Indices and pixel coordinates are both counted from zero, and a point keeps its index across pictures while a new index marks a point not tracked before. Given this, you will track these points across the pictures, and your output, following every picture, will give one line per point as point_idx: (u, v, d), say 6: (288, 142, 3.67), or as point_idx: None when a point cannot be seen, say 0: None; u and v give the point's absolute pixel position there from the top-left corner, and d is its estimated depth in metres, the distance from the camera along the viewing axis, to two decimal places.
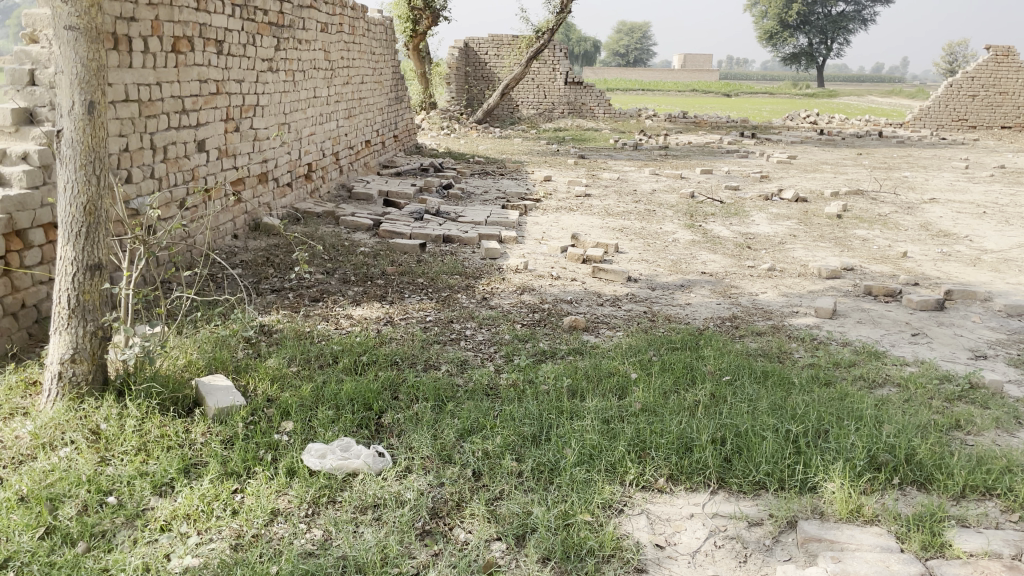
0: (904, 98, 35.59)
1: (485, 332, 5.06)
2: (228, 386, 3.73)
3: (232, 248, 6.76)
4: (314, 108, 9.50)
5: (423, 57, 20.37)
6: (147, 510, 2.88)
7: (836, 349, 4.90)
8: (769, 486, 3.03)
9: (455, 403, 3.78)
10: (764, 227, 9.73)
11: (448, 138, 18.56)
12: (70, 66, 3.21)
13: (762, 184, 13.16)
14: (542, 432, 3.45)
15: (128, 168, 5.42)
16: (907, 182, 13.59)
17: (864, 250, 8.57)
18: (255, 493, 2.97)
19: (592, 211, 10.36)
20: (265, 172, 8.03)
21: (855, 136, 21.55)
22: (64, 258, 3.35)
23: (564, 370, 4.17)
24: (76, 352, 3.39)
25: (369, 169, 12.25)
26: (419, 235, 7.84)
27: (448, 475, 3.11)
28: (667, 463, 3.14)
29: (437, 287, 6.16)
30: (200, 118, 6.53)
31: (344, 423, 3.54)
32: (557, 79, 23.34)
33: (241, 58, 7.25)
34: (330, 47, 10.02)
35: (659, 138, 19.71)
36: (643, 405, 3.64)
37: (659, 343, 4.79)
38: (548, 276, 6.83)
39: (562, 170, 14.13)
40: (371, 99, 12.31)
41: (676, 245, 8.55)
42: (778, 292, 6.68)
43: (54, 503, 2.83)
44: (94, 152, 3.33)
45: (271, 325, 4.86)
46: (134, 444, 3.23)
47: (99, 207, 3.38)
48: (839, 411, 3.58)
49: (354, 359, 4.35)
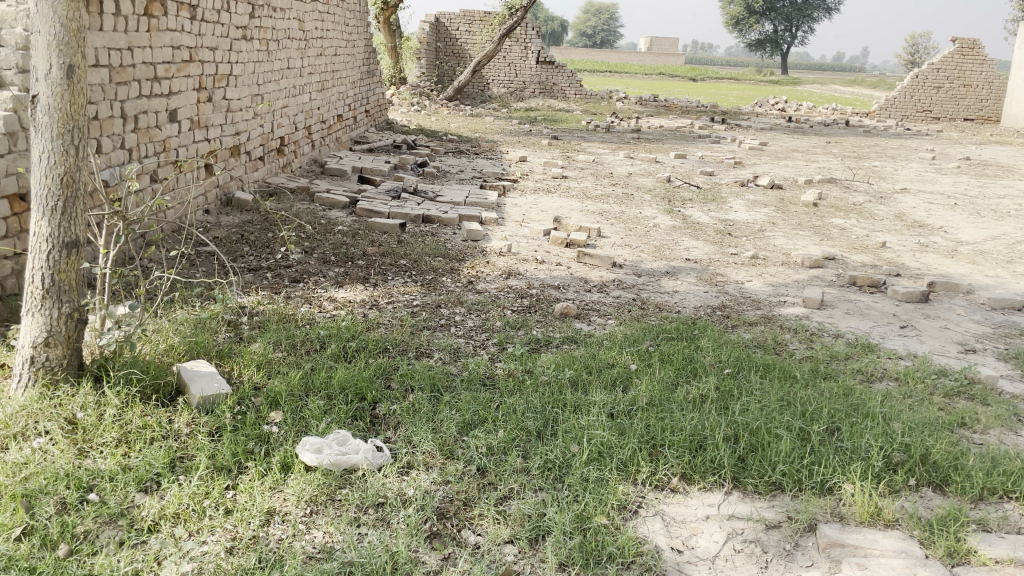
0: (867, 87, 36.09)
1: (475, 318, 4.90)
2: (213, 373, 3.53)
3: (204, 224, 6.47)
4: (287, 80, 9.16)
5: (394, 32, 19.91)
6: (132, 508, 2.68)
7: (831, 342, 4.82)
8: (786, 487, 2.95)
9: (452, 394, 3.62)
10: (742, 213, 9.68)
11: (418, 115, 18.21)
12: (47, 25, 2.95)
13: (737, 170, 13.14)
14: (546, 427, 3.32)
15: (97, 137, 5.12)
16: (878, 172, 13.68)
17: (843, 239, 8.56)
18: (248, 490, 2.79)
19: (570, 193, 10.21)
20: (238, 145, 7.72)
21: (823, 124, 21.68)
22: (39, 235, 3.10)
23: (563, 360, 4.04)
24: (50, 335, 3.15)
25: (341, 144, 11.95)
26: (397, 215, 7.63)
27: (453, 472, 2.97)
28: (680, 462, 3.05)
29: (420, 270, 5.96)
30: (172, 87, 6.22)
31: (337, 415, 3.36)
32: (529, 57, 23.08)
33: (215, 24, 6.92)
34: (304, 17, 9.68)
35: (631, 121, 19.60)
36: (649, 400, 3.54)
37: (654, 332, 4.67)
38: (532, 260, 6.68)
39: (537, 151, 13.96)
40: (343, 72, 11.97)
41: (657, 230, 8.46)
42: (763, 281, 6.62)
43: (30, 500, 2.61)
44: (73, 120, 3.08)
45: (252, 307, 4.64)
46: (115, 435, 3.02)
47: (77, 179, 3.14)
48: (847, 407, 3.52)
49: (342, 345, 4.15)
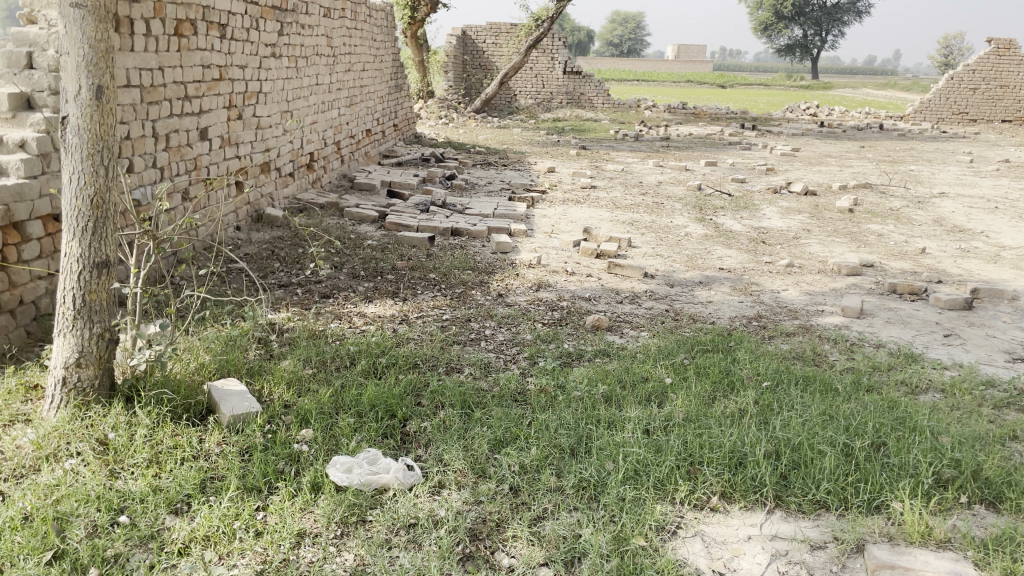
0: (899, 90, 35.56)
1: (505, 331, 4.84)
2: (243, 391, 3.50)
3: (235, 241, 6.50)
4: (316, 96, 9.23)
5: (421, 46, 20.03)
6: (163, 531, 2.65)
7: (873, 352, 4.68)
8: (831, 506, 2.85)
9: (483, 410, 3.56)
10: (776, 221, 9.51)
11: (446, 128, 18.25)
12: (76, 47, 2.96)
13: (769, 177, 12.96)
14: (580, 444, 3.25)
15: (130, 157, 5.18)
16: (914, 176, 13.41)
17: (881, 245, 8.37)
18: (279, 511, 2.75)
19: (599, 203, 10.13)
20: (268, 162, 7.77)
21: (856, 128, 21.35)
22: (69, 255, 3.11)
23: (595, 374, 3.96)
24: (82, 356, 3.15)
25: (370, 158, 12.00)
26: (426, 228, 7.61)
27: (486, 491, 2.91)
28: (720, 481, 2.96)
29: (450, 283, 5.92)
30: (203, 105, 6.26)
31: (368, 433, 3.32)
32: (556, 68, 23.07)
33: (244, 43, 6.98)
34: (332, 33, 9.74)
35: (660, 129, 19.46)
36: (686, 415, 3.45)
37: (688, 345, 4.57)
38: (563, 271, 6.61)
39: (565, 161, 13.90)
40: (372, 88, 12.03)
41: (689, 240, 8.34)
42: (800, 289, 6.48)
43: (61, 524, 2.60)
44: (102, 141, 3.08)
45: (283, 324, 4.63)
46: (146, 456, 3.01)
47: (107, 200, 3.14)
48: (892, 421, 3.40)
49: (372, 361, 4.12)
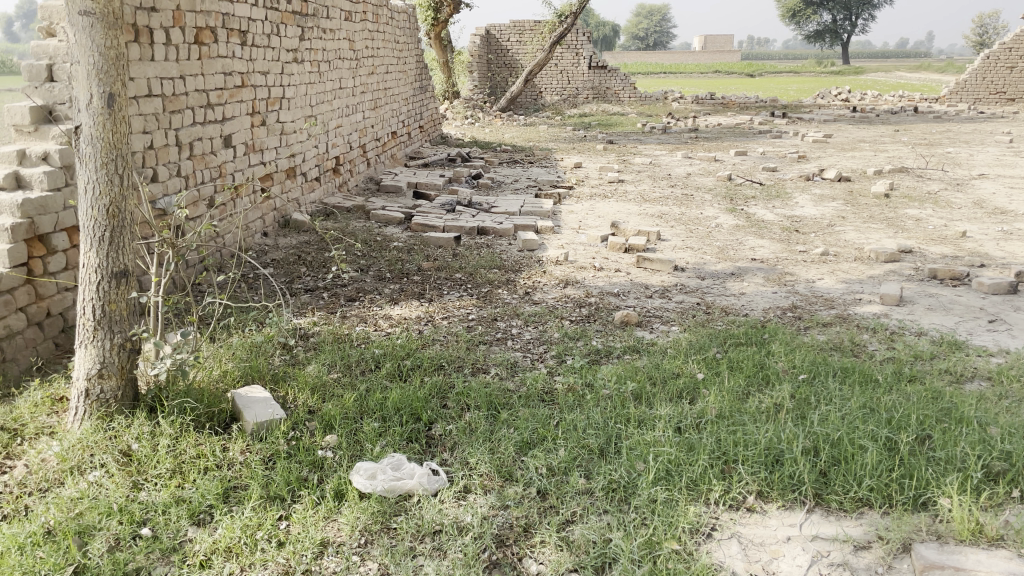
0: (934, 72, 34.73)
1: (532, 330, 4.75)
2: (267, 398, 3.46)
3: (262, 247, 6.50)
4: (339, 99, 9.22)
5: (445, 47, 19.99)
6: (185, 543, 2.62)
7: (914, 341, 4.50)
8: (875, 503, 2.72)
9: (509, 412, 3.48)
10: (809, 209, 9.29)
11: (472, 128, 18.19)
12: (86, 55, 2.94)
13: (801, 164, 12.69)
14: (609, 444, 3.15)
15: (153, 166, 5.18)
16: (952, 158, 13.03)
17: (919, 230, 8.12)
18: (301, 520, 2.70)
19: (627, 197, 9.99)
20: (293, 167, 7.77)
21: (890, 112, 20.87)
22: (88, 266, 3.09)
23: (625, 371, 3.86)
24: (104, 367, 3.13)
25: (396, 161, 11.99)
26: (452, 228, 7.55)
27: (512, 496, 2.83)
28: (756, 479, 2.84)
29: (476, 283, 5.85)
30: (226, 112, 6.27)
31: (392, 437, 3.25)
32: (581, 63, 22.91)
33: (266, 48, 6.97)
34: (354, 36, 9.73)
35: (688, 121, 19.20)
36: (719, 412, 3.33)
37: (721, 338, 4.44)
38: (591, 267, 6.50)
39: (592, 156, 13.76)
40: (396, 90, 12.02)
41: (720, 231, 8.17)
42: (836, 278, 6.29)
43: (84, 538, 2.57)
44: (116, 149, 3.05)
45: (308, 329, 4.60)
46: (169, 466, 2.97)
47: (123, 209, 3.11)
48: (937, 413, 3.25)
49: (397, 363, 4.06)
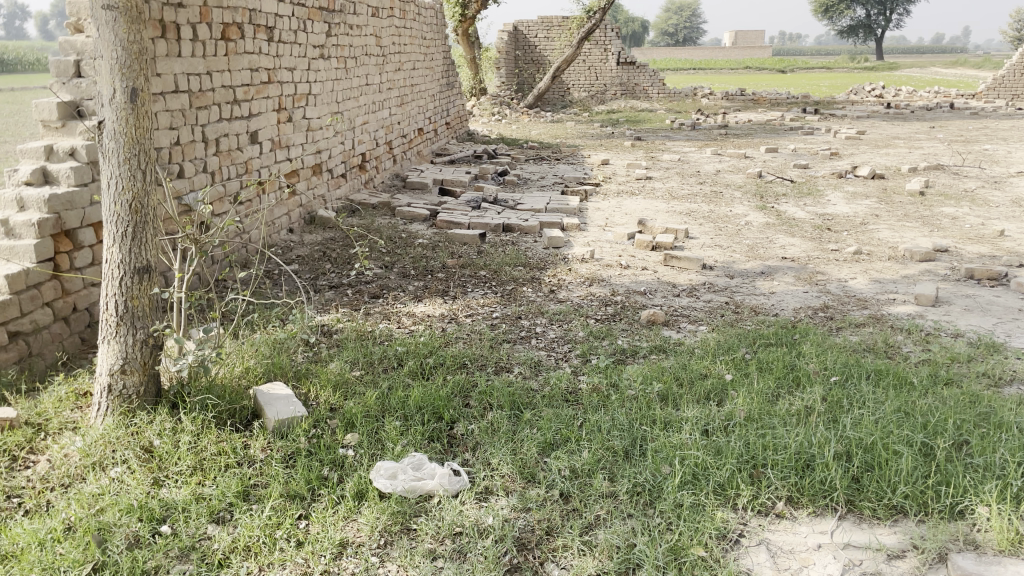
0: (970, 67, 34.02)
1: (556, 328, 4.69)
2: (288, 395, 3.43)
3: (287, 243, 6.51)
4: (366, 96, 9.21)
5: (473, 43, 19.96)
6: (204, 541, 2.59)
7: (950, 342, 4.37)
8: (910, 511, 2.63)
9: (532, 412, 3.43)
10: (842, 207, 9.11)
11: (499, 124, 18.15)
12: (109, 50, 2.93)
13: (833, 161, 12.47)
14: (634, 446, 3.08)
15: (179, 162, 5.19)
16: (990, 155, 12.72)
17: (955, 229, 7.93)
18: (321, 520, 2.67)
19: (655, 194, 9.88)
20: (320, 163, 7.77)
21: (925, 108, 20.47)
22: (111, 261, 3.08)
23: (651, 371, 3.79)
24: (126, 363, 3.12)
25: (423, 157, 11.98)
26: (477, 225, 7.50)
27: (534, 498, 2.77)
28: (786, 485, 2.76)
29: (501, 280, 5.80)
30: (252, 108, 6.27)
31: (413, 436, 3.21)
32: (610, 60, 22.75)
33: (292, 45, 6.97)
34: (381, 33, 9.72)
35: (717, 117, 18.98)
36: (748, 414, 3.24)
37: (750, 339, 4.35)
38: (617, 265, 6.42)
39: (619, 153, 13.65)
40: (423, 86, 12.01)
41: (750, 229, 8.04)
42: (869, 278, 6.15)
43: (104, 534, 2.56)
44: (139, 144, 3.04)
45: (331, 326, 4.58)
46: (190, 463, 2.96)
47: (145, 204, 3.10)
48: (975, 417, 3.13)
49: (420, 361, 4.02)
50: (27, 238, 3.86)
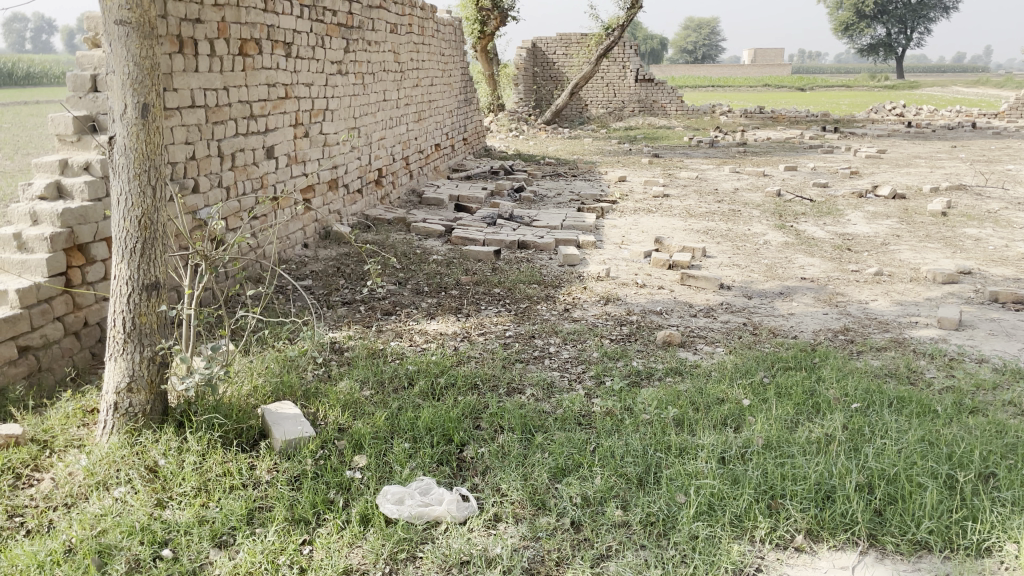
0: (992, 87, 33.76)
1: (570, 348, 4.61)
2: (296, 415, 3.38)
3: (301, 259, 6.49)
4: (383, 111, 9.22)
5: (491, 60, 20.03)
6: (206, 566, 2.54)
7: (976, 369, 4.25)
8: (935, 547, 2.52)
9: (545, 435, 3.35)
10: (862, 227, 8.98)
11: (516, 140, 18.15)
12: (121, 65, 2.92)
13: (854, 180, 12.34)
14: (648, 473, 3.00)
15: (194, 177, 5.19)
16: (1013, 175, 12.53)
17: (979, 250, 7.79)
18: (325, 546, 2.60)
19: (672, 212, 9.80)
20: (336, 178, 7.76)
21: (947, 128, 20.28)
22: (119, 278, 3.05)
23: (666, 395, 3.70)
24: (133, 381, 3.08)
25: (439, 173, 11.97)
26: (493, 242, 7.45)
27: (544, 528, 2.70)
28: (806, 517, 2.66)
29: (515, 298, 5.74)
30: (268, 124, 6.27)
31: (422, 459, 3.15)
32: (628, 76, 22.75)
33: (310, 60, 6.98)
34: (399, 49, 9.74)
35: (736, 134, 18.89)
36: (766, 441, 3.15)
37: (769, 362, 4.25)
38: (633, 284, 6.34)
39: (637, 170, 13.59)
40: (441, 102, 12.03)
41: (768, 248, 7.94)
42: (890, 299, 6.03)
43: (103, 558, 2.51)
44: (149, 160, 3.02)
45: (342, 343, 4.53)
46: (194, 485, 2.90)
47: (155, 221, 3.07)
48: (1002, 449, 3.02)
49: (431, 381, 3.96)
50: (39, 252, 3.84)
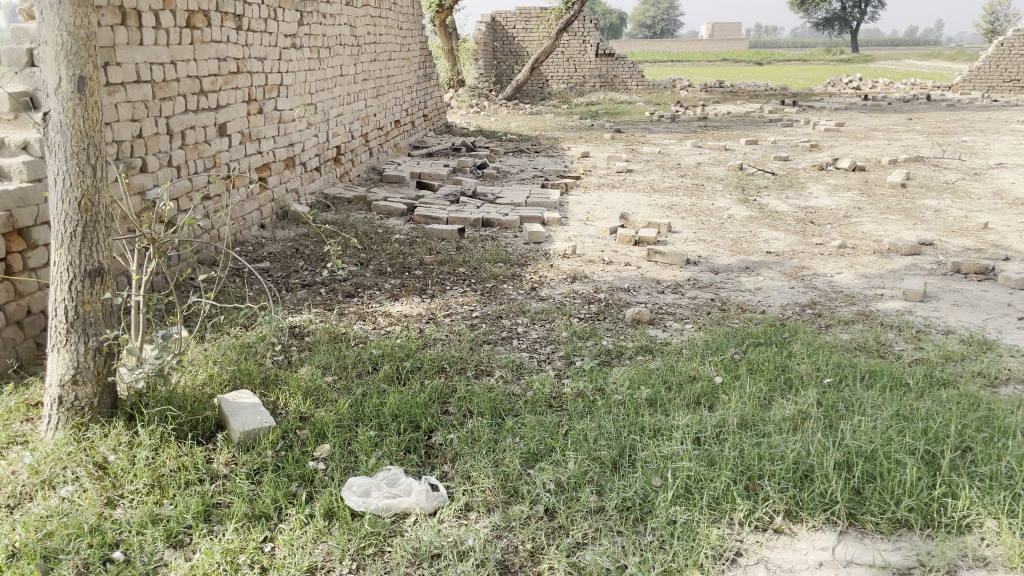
0: (944, 60, 34.27)
1: (539, 328, 4.51)
2: (255, 404, 3.23)
3: (258, 240, 6.28)
4: (340, 86, 8.96)
5: (450, 34, 19.70)
6: (160, 567, 2.40)
7: (943, 340, 4.25)
8: (915, 525, 2.48)
9: (515, 419, 3.25)
10: (824, 200, 9.01)
11: (478, 116, 17.90)
12: (54, 34, 2.72)
13: (814, 153, 12.38)
14: (623, 456, 2.92)
15: (142, 156, 4.95)
16: (969, 147, 12.70)
17: (939, 221, 7.85)
18: (287, 542, 2.48)
19: (636, 187, 9.73)
20: (293, 156, 7.52)
21: (903, 100, 20.53)
22: (59, 264, 2.86)
23: (637, 374, 3.62)
24: (78, 373, 2.90)
25: (399, 150, 11.73)
26: (456, 220, 7.30)
27: (517, 516, 2.61)
28: (784, 498, 2.61)
29: (480, 277, 5.62)
30: (220, 100, 6.02)
31: (388, 448, 3.03)
32: (588, 51, 22.58)
33: (262, 34, 6.71)
34: (355, 22, 9.46)
35: (697, 109, 18.87)
36: (741, 420, 3.09)
37: (739, 338, 4.20)
38: (599, 261, 6.25)
39: (600, 145, 13.49)
40: (399, 77, 11.76)
41: (733, 222, 7.90)
42: (855, 272, 6.03)
43: (49, 562, 2.36)
44: (88, 137, 2.83)
45: (303, 327, 4.37)
46: (147, 481, 2.74)
47: (96, 202, 2.89)
48: (977, 422, 3.00)
49: (396, 365, 3.83)
50: None
